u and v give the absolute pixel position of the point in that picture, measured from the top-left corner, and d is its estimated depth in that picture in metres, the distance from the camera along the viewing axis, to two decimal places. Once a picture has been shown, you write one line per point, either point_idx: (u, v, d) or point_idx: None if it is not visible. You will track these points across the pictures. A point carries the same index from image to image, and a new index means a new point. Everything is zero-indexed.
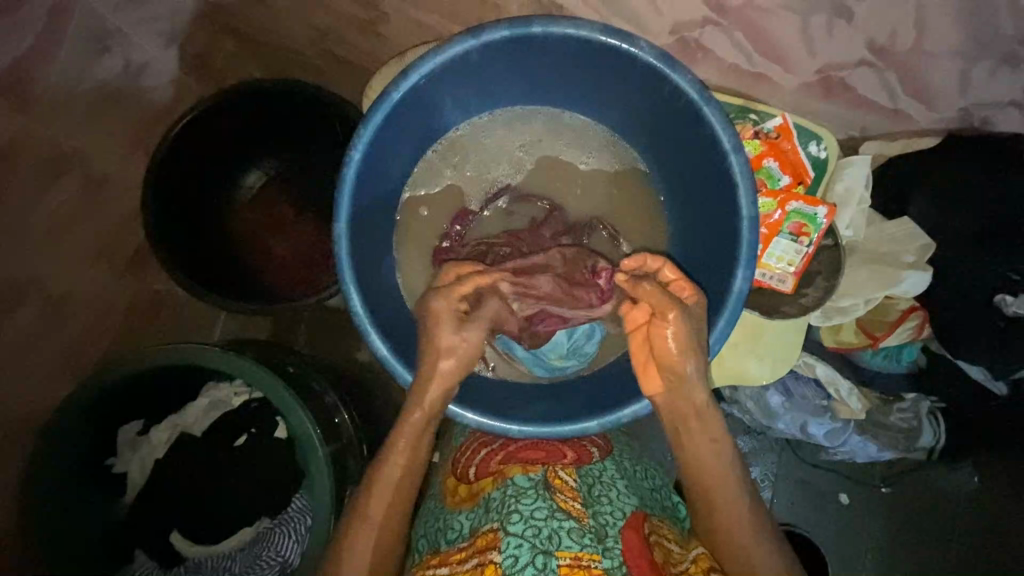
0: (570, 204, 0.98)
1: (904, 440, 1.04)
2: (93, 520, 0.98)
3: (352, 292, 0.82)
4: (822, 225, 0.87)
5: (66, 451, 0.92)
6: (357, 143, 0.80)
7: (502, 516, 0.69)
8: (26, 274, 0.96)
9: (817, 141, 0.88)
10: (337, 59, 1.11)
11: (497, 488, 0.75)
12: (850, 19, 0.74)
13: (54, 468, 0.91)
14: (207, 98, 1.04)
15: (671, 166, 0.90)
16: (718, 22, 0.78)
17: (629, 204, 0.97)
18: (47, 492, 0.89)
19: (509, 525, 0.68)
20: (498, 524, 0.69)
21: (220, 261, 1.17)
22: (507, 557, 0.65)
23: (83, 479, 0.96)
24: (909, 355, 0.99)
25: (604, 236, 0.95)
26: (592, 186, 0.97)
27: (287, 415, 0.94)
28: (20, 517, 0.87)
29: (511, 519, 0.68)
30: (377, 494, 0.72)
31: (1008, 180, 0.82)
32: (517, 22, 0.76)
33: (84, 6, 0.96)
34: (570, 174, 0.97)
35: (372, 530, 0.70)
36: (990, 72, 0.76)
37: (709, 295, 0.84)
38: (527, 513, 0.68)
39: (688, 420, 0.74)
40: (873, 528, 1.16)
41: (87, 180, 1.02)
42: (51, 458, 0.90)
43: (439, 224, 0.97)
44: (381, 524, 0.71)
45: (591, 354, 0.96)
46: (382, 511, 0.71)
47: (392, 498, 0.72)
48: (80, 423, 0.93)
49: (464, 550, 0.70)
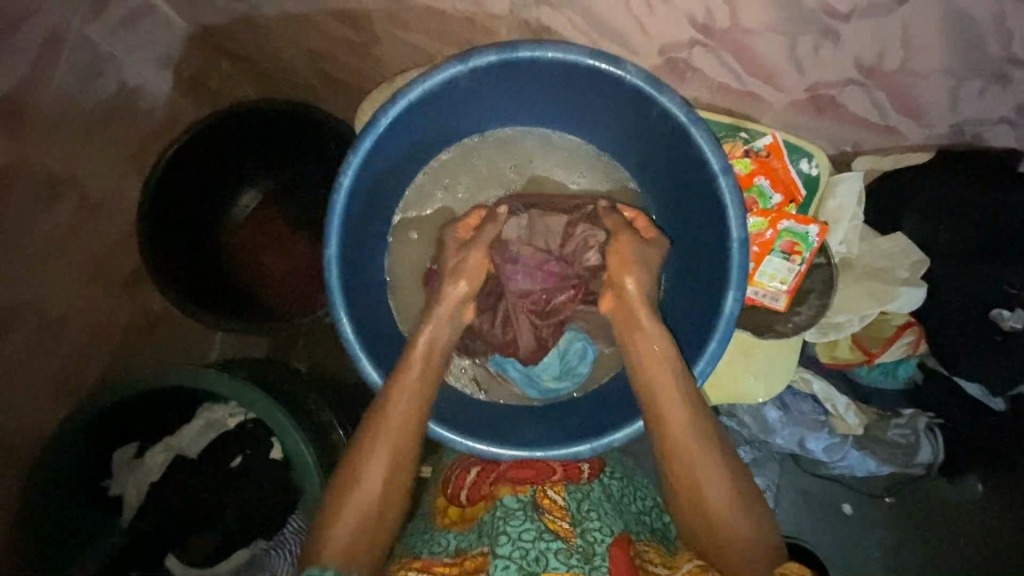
0: None
1: (903, 456, 1.02)
2: (91, 524, 0.99)
3: (342, 317, 0.82)
4: (815, 243, 0.87)
5: (66, 454, 0.93)
6: (346, 169, 0.80)
7: (491, 540, 0.69)
8: (24, 300, 0.95)
9: (808, 158, 0.88)
10: (329, 77, 1.12)
11: (488, 511, 0.76)
12: (838, 41, 0.72)
13: (59, 479, 0.93)
14: (204, 117, 1.05)
15: (659, 175, 0.89)
16: (705, 43, 0.77)
17: None
18: (49, 501, 0.92)
19: (497, 547, 0.68)
20: (488, 547, 0.69)
21: (216, 279, 1.18)
22: None
23: (83, 491, 0.98)
24: (906, 370, 0.98)
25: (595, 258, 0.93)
26: None
27: (283, 439, 0.94)
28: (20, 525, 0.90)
29: (499, 541, 0.68)
30: (365, 465, 0.69)
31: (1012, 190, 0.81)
32: (505, 47, 0.76)
33: (77, 33, 0.96)
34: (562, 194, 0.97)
35: (353, 513, 0.67)
36: (980, 91, 0.75)
37: (700, 299, 0.85)
38: (516, 534, 0.68)
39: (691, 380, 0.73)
40: (877, 537, 1.15)
41: (83, 203, 1.02)
42: (50, 472, 0.92)
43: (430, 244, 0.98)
44: (364, 507, 0.67)
45: (585, 374, 0.96)
46: (364, 493, 0.68)
47: (386, 477, 0.69)
48: (78, 438, 0.94)
49: (449, 565, 0.69)
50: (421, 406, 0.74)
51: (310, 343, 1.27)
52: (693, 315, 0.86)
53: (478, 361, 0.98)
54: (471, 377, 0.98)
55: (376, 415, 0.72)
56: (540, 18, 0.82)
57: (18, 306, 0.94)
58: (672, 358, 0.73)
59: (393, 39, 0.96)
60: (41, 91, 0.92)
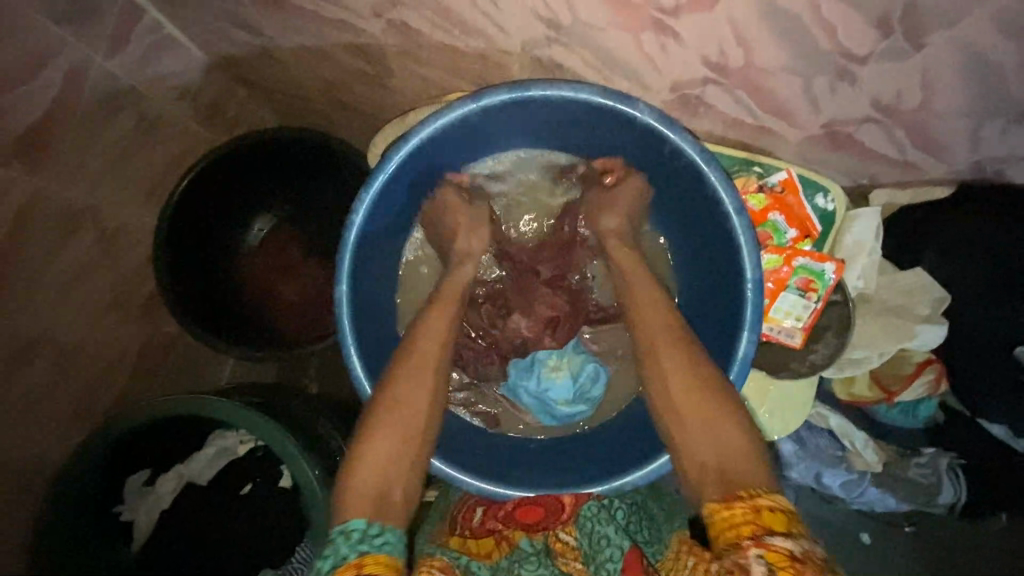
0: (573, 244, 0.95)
1: (923, 495, 0.97)
2: (99, 530, 1.00)
3: (352, 354, 0.83)
4: (831, 281, 0.85)
5: (67, 486, 0.94)
6: (358, 207, 0.81)
7: None
8: (41, 331, 0.96)
9: (824, 193, 0.88)
10: (343, 105, 1.14)
11: (505, 555, 0.79)
12: (854, 82, 0.70)
13: (68, 493, 0.94)
14: (218, 146, 1.07)
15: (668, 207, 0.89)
16: (719, 81, 0.76)
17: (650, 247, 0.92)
18: (66, 517, 0.94)
19: None
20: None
21: (229, 305, 1.18)
22: None
23: (95, 505, 0.99)
24: (927, 410, 0.96)
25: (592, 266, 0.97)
26: None
27: (291, 468, 0.94)
28: (37, 539, 0.91)
29: None
30: (389, 419, 0.69)
31: (1017, 227, 0.78)
32: (516, 86, 0.76)
33: (97, 68, 0.98)
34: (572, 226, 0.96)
35: (377, 461, 0.66)
36: (1001, 131, 0.73)
37: (721, 329, 0.83)
38: None
39: None
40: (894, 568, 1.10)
41: (101, 232, 1.04)
42: (68, 487, 0.94)
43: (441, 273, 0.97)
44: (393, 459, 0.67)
45: (597, 397, 0.94)
46: (390, 447, 0.67)
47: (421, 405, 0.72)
48: (106, 452, 0.97)
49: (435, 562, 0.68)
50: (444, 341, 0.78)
51: (322, 366, 1.27)
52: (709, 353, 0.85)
53: (491, 388, 0.98)
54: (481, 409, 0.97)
55: (398, 375, 0.73)
56: (552, 56, 0.82)
57: (35, 338, 0.95)
58: (684, 342, 0.72)
59: (406, 72, 0.97)
60: (64, 127, 0.94)
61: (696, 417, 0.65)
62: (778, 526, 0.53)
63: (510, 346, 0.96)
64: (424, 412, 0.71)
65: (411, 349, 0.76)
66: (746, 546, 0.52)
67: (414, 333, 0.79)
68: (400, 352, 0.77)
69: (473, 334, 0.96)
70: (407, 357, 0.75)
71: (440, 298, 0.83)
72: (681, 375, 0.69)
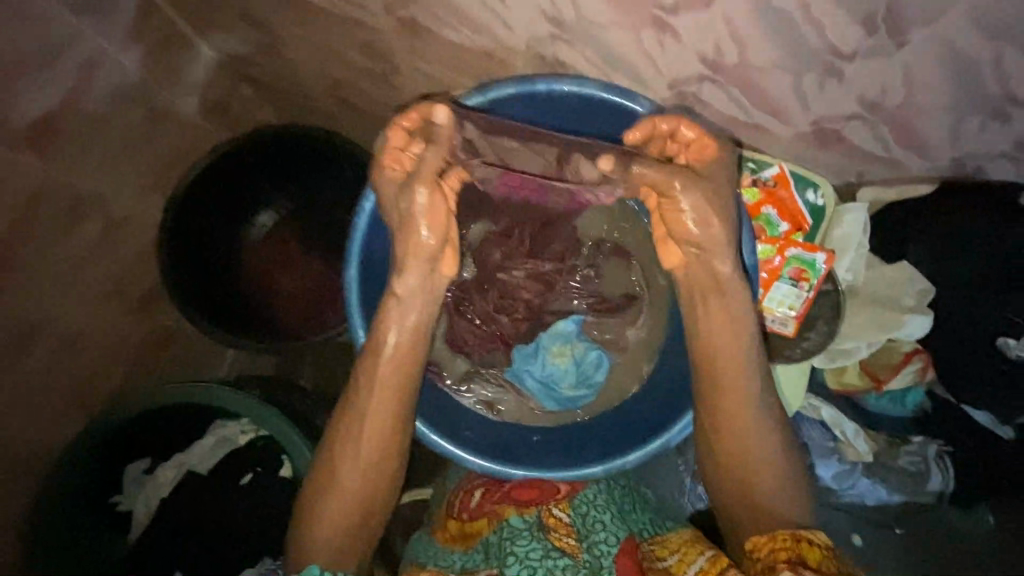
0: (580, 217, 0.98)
1: (913, 483, 1.01)
2: (100, 519, 1.02)
3: (361, 333, 0.85)
4: (821, 271, 0.90)
5: (72, 476, 0.97)
6: (371, 192, 0.84)
7: (500, 562, 0.74)
8: (45, 317, 0.97)
9: (814, 189, 0.91)
10: (347, 103, 1.16)
11: (494, 530, 0.79)
12: (842, 78, 0.75)
13: (69, 482, 0.97)
14: (223, 144, 1.12)
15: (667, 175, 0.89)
16: (714, 79, 0.80)
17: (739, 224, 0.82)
18: (72, 505, 0.98)
19: (506, 568, 0.73)
20: (496, 569, 0.73)
21: (231, 298, 1.20)
22: None
23: (94, 494, 1.01)
24: (914, 399, 1.00)
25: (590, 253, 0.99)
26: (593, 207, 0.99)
27: (293, 454, 0.95)
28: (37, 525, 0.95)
29: (507, 562, 0.73)
30: (334, 473, 0.76)
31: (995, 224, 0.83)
32: (523, 80, 0.81)
33: (110, 61, 1.00)
34: None
35: (329, 516, 0.75)
36: (980, 126, 0.77)
37: None
38: (523, 555, 0.73)
39: (743, 386, 0.75)
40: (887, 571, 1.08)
41: (107, 223, 1.05)
42: (62, 479, 0.96)
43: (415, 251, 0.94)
44: (342, 516, 0.75)
45: (600, 383, 0.97)
46: (337, 502, 0.75)
47: (364, 457, 0.76)
48: (99, 444, 0.99)
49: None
50: (388, 385, 0.78)
51: (317, 364, 1.27)
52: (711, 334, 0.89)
53: (495, 373, 0.99)
54: (482, 398, 0.98)
55: (342, 431, 0.78)
56: (556, 53, 0.85)
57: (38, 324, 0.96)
58: (741, 361, 0.76)
59: (413, 70, 1.00)
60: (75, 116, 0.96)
61: (741, 427, 0.75)
62: (812, 556, 0.61)
63: (511, 330, 0.99)
64: (367, 463, 0.76)
65: (355, 406, 0.78)
66: (779, 564, 0.61)
67: (360, 372, 0.79)
68: (346, 402, 0.79)
69: (475, 319, 0.99)
70: (352, 417, 0.78)
71: (385, 356, 0.79)
72: (733, 387, 0.76)
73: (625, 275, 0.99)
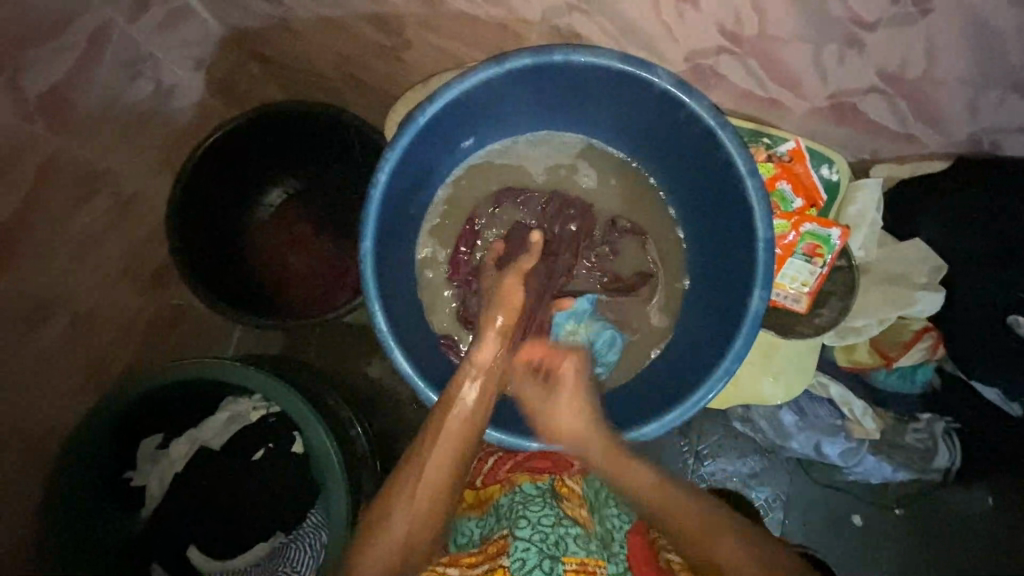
0: (589, 198, 1.00)
1: (920, 459, 1.01)
2: (112, 505, 1.01)
3: (376, 309, 0.85)
4: (836, 246, 0.90)
5: (78, 473, 0.93)
6: (384, 166, 0.83)
7: (511, 523, 0.73)
8: (60, 291, 0.97)
9: (829, 164, 0.92)
10: (356, 80, 1.14)
11: (506, 495, 0.80)
12: (862, 49, 0.75)
13: (78, 477, 0.93)
14: (231, 120, 1.09)
15: (682, 152, 0.89)
16: (732, 51, 0.80)
17: (720, 297, 0.89)
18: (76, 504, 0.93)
19: (517, 530, 0.72)
20: (508, 530, 0.73)
21: (240, 276, 1.19)
22: (516, 560, 0.69)
23: (105, 483, 0.99)
24: (924, 376, 1.00)
25: (619, 236, 0.99)
26: (606, 186, 1.00)
27: (307, 432, 0.95)
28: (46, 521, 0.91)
29: (519, 524, 0.72)
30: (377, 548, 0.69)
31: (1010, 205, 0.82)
32: (539, 51, 0.80)
33: (120, 34, 0.99)
34: (605, 163, 0.99)
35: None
36: (999, 101, 0.77)
37: (731, 291, 0.87)
38: (535, 519, 0.73)
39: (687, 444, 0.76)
40: (879, 553, 1.08)
41: (118, 197, 1.05)
42: (69, 471, 0.92)
43: (443, 261, 1.00)
44: None
45: (613, 361, 0.96)
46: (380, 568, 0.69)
47: (415, 522, 0.71)
48: (107, 435, 0.95)
49: (475, 555, 0.73)
50: (456, 457, 0.75)
51: (325, 341, 1.25)
52: (716, 320, 0.89)
53: None
54: None
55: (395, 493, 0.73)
56: (572, 26, 0.86)
57: (52, 297, 0.96)
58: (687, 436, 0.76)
59: (425, 44, 0.99)
60: (85, 88, 0.96)
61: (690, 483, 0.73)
62: None
63: None
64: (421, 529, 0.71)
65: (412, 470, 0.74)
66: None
67: (420, 447, 0.76)
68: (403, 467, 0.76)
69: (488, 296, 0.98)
70: (407, 479, 0.73)
71: (452, 428, 0.77)
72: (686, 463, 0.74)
73: (642, 249, 0.99)
